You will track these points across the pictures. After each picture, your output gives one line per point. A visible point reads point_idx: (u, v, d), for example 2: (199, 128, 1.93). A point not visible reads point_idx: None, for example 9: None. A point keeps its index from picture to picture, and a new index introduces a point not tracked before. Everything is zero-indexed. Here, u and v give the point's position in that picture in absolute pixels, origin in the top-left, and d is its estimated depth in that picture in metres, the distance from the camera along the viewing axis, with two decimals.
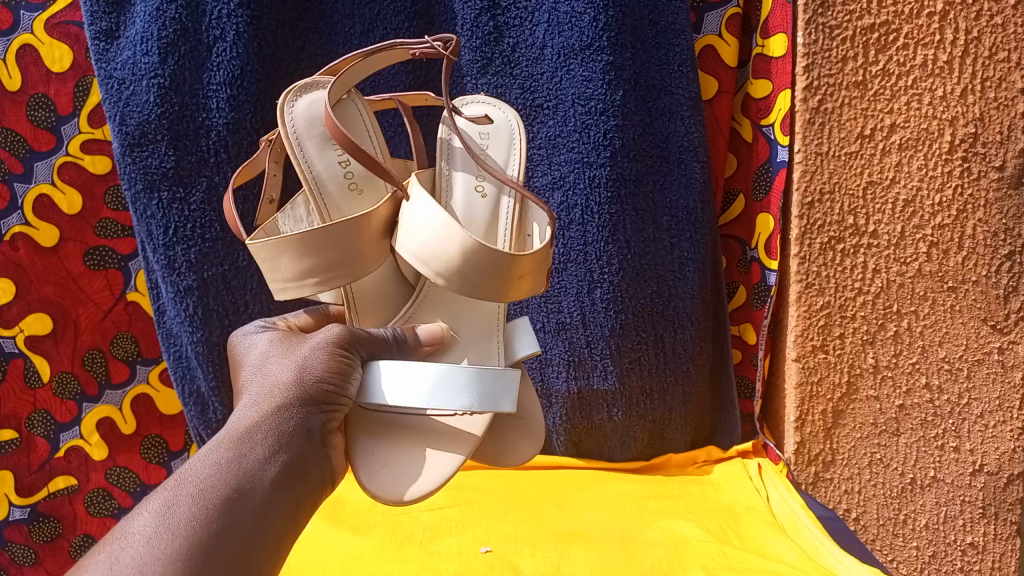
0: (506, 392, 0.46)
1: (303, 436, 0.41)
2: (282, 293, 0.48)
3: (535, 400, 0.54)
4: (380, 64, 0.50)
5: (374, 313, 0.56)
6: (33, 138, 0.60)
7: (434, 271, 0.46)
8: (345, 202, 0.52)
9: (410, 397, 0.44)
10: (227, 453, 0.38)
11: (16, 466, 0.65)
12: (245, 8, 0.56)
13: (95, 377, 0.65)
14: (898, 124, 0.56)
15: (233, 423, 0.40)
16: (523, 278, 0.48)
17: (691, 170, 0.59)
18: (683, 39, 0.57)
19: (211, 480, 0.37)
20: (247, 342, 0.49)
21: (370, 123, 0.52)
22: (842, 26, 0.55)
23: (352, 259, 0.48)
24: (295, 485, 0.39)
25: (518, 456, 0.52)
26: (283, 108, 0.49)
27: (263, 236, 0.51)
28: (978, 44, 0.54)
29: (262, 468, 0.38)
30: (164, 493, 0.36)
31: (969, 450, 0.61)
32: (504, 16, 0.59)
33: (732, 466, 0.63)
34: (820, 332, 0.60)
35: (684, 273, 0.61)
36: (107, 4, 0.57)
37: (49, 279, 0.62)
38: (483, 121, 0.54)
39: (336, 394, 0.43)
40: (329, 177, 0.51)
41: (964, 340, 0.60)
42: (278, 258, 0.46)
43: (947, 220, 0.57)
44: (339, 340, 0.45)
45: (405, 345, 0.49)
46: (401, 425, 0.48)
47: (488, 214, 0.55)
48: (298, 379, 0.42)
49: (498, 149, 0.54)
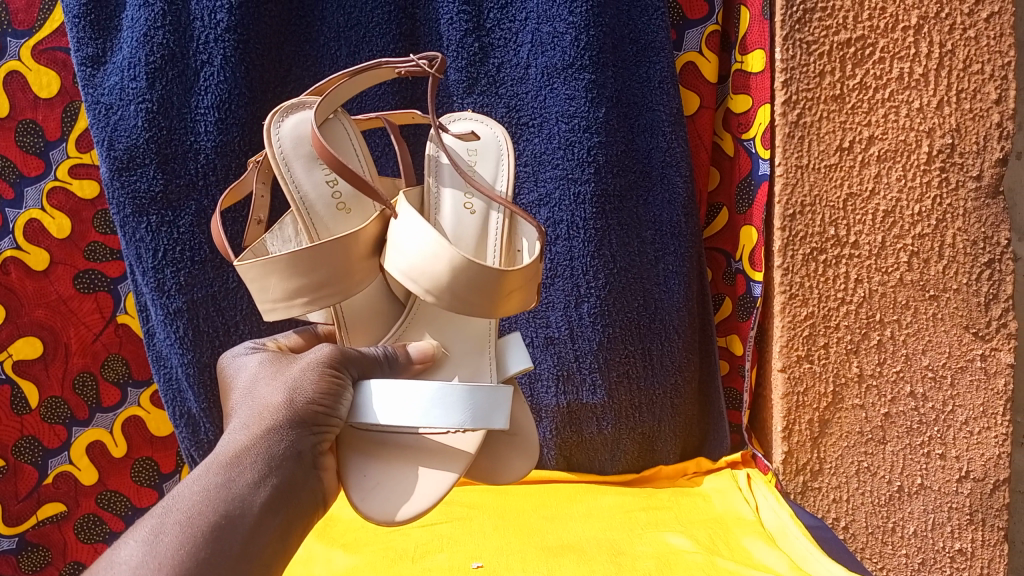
0: (498, 408, 0.46)
1: (293, 459, 0.41)
2: (271, 313, 0.48)
3: (528, 415, 0.54)
4: (367, 83, 0.50)
5: (364, 331, 0.56)
6: (23, 164, 0.60)
7: (423, 288, 0.47)
8: (333, 221, 0.52)
9: (402, 417, 0.44)
10: (217, 478, 0.38)
11: (4, 495, 0.65)
12: (232, 32, 0.57)
13: (85, 401, 0.65)
14: (876, 136, 0.57)
15: (223, 448, 0.40)
16: (513, 293, 0.48)
17: (674, 185, 0.60)
18: (663, 56, 0.58)
19: (200, 506, 0.37)
20: (237, 363, 0.49)
21: (357, 142, 0.53)
22: (819, 41, 0.56)
23: (342, 277, 0.48)
24: (285, 509, 0.40)
25: (513, 471, 0.52)
26: (269, 130, 0.49)
27: (249, 255, 0.51)
28: (953, 57, 0.55)
29: (251, 493, 0.38)
30: (152, 521, 0.36)
31: (954, 456, 0.62)
32: (489, 37, 0.60)
33: (721, 477, 0.64)
34: (805, 342, 0.61)
35: (668, 286, 0.62)
36: (94, 30, 0.57)
37: (40, 303, 0.62)
38: (470, 138, 0.55)
39: (326, 415, 0.43)
40: (317, 197, 0.51)
41: (947, 348, 0.60)
42: (267, 278, 0.47)
43: (927, 230, 0.58)
44: (329, 360, 0.45)
45: (397, 363, 0.49)
46: (395, 444, 0.48)
47: (478, 230, 0.55)
48: (288, 401, 0.42)
49: (486, 165, 0.55)
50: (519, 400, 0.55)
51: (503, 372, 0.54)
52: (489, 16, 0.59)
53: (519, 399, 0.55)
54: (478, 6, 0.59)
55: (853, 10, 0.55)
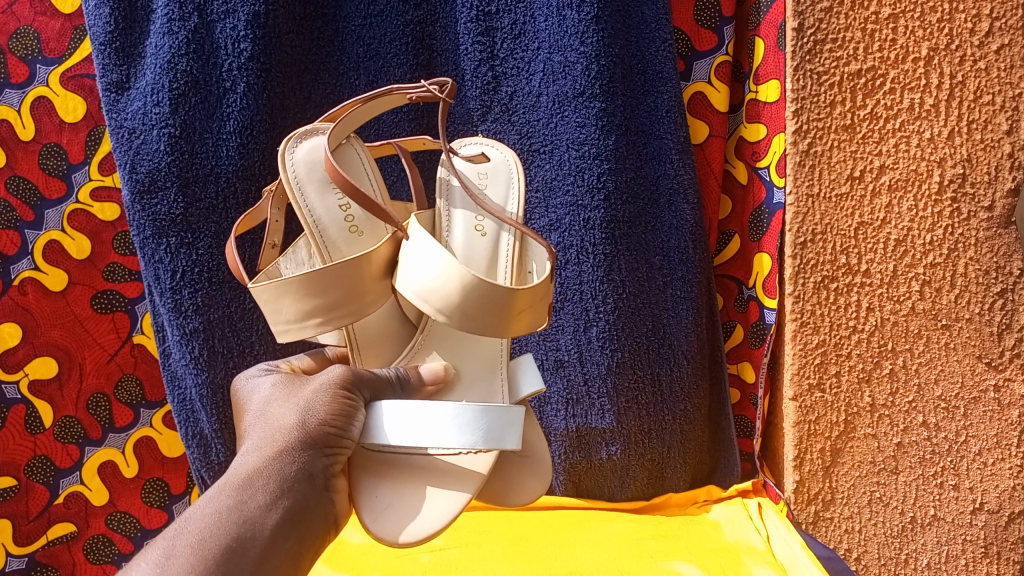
0: (511, 427, 0.46)
1: (305, 480, 0.41)
2: (285, 335, 0.49)
3: (540, 436, 0.54)
4: (381, 108, 0.51)
5: (376, 353, 0.56)
6: (44, 187, 0.62)
7: (435, 307, 0.47)
8: (346, 245, 0.53)
9: (414, 437, 0.45)
10: (228, 500, 0.39)
11: (14, 515, 0.65)
12: (255, 62, 0.58)
13: (99, 421, 0.66)
14: (887, 166, 0.58)
15: (236, 469, 0.41)
16: (522, 314, 0.48)
17: (681, 213, 0.61)
18: (670, 87, 0.59)
19: (211, 529, 0.37)
20: (251, 385, 0.50)
21: (370, 168, 0.54)
22: (829, 72, 0.56)
23: (354, 298, 0.49)
24: (297, 531, 0.40)
25: (526, 492, 0.52)
26: (283, 155, 0.50)
27: (264, 279, 0.52)
28: (963, 88, 0.56)
29: (262, 516, 0.39)
30: (164, 543, 0.36)
31: (968, 488, 0.62)
32: (502, 66, 0.60)
33: (731, 505, 0.63)
34: (817, 370, 0.61)
35: (678, 311, 0.62)
36: (118, 57, 0.59)
37: (56, 322, 0.63)
38: (480, 161, 0.56)
39: (339, 436, 0.43)
40: (330, 221, 0.52)
41: (960, 378, 0.60)
42: (280, 299, 0.47)
43: (939, 259, 0.58)
44: (341, 381, 0.45)
45: (408, 385, 0.50)
46: (406, 465, 0.48)
47: (489, 252, 0.56)
48: (301, 422, 0.42)
49: (496, 188, 0.55)
50: (530, 421, 0.55)
51: (517, 394, 0.53)
52: (501, 46, 0.60)
53: (530, 421, 0.55)
54: (492, 36, 0.60)
55: (864, 41, 0.56)
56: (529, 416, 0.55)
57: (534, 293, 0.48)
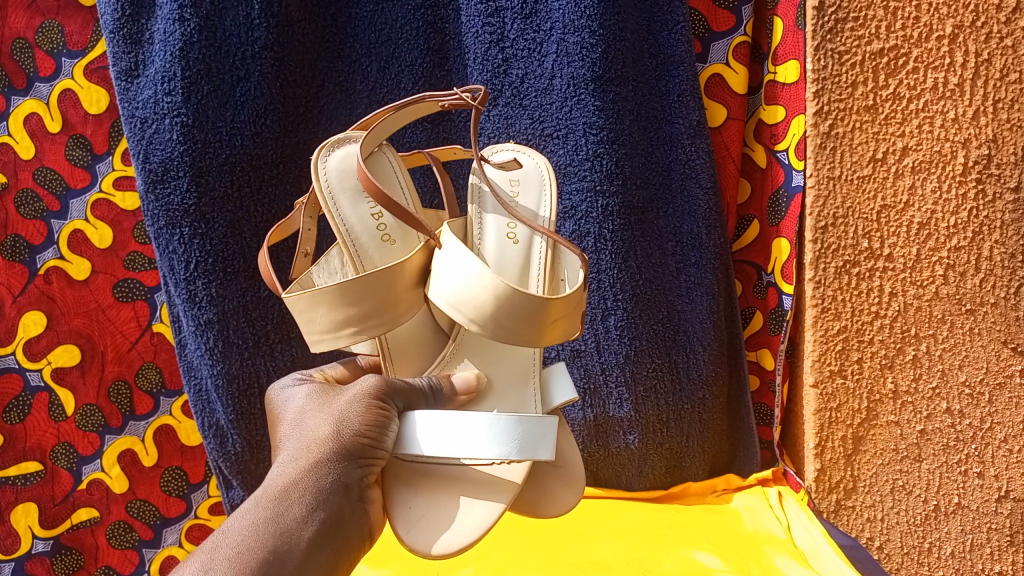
0: (544, 439, 0.46)
1: (340, 492, 0.41)
2: (318, 344, 0.48)
3: (573, 446, 0.54)
4: (411, 117, 0.51)
5: (409, 363, 0.55)
6: (70, 176, 0.62)
7: (468, 317, 0.47)
8: (378, 254, 0.52)
9: (448, 449, 0.44)
10: (265, 512, 0.38)
11: (41, 497, 0.65)
12: (269, 49, 0.58)
13: (119, 409, 0.65)
14: (910, 147, 0.56)
15: (272, 480, 0.40)
16: (557, 322, 0.48)
17: (694, 198, 0.60)
18: (682, 70, 0.58)
19: (248, 541, 0.37)
20: (284, 395, 0.49)
21: (402, 176, 0.53)
22: (851, 51, 0.55)
23: (388, 308, 0.48)
24: (332, 543, 0.39)
25: (560, 503, 0.51)
26: (317, 164, 0.50)
27: (296, 288, 0.52)
28: (989, 66, 0.54)
29: (299, 527, 0.38)
30: (202, 556, 0.36)
31: (994, 476, 0.61)
32: (513, 49, 0.60)
33: (751, 495, 0.62)
34: (838, 357, 0.60)
35: (692, 298, 0.61)
36: (127, 44, 0.58)
37: (79, 311, 0.64)
38: (512, 169, 0.55)
39: (372, 447, 0.43)
40: (362, 230, 0.52)
41: (985, 363, 0.59)
42: (314, 308, 0.47)
43: (963, 242, 0.57)
44: (375, 391, 0.45)
45: (441, 395, 0.49)
46: (440, 475, 0.47)
47: (521, 260, 0.55)
48: (336, 433, 0.42)
49: (528, 195, 0.54)
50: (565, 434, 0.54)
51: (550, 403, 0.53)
52: (513, 28, 0.59)
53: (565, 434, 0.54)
54: (502, 17, 0.59)
55: (886, 19, 0.54)
56: (563, 429, 0.54)
57: (564, 307, 0.47)
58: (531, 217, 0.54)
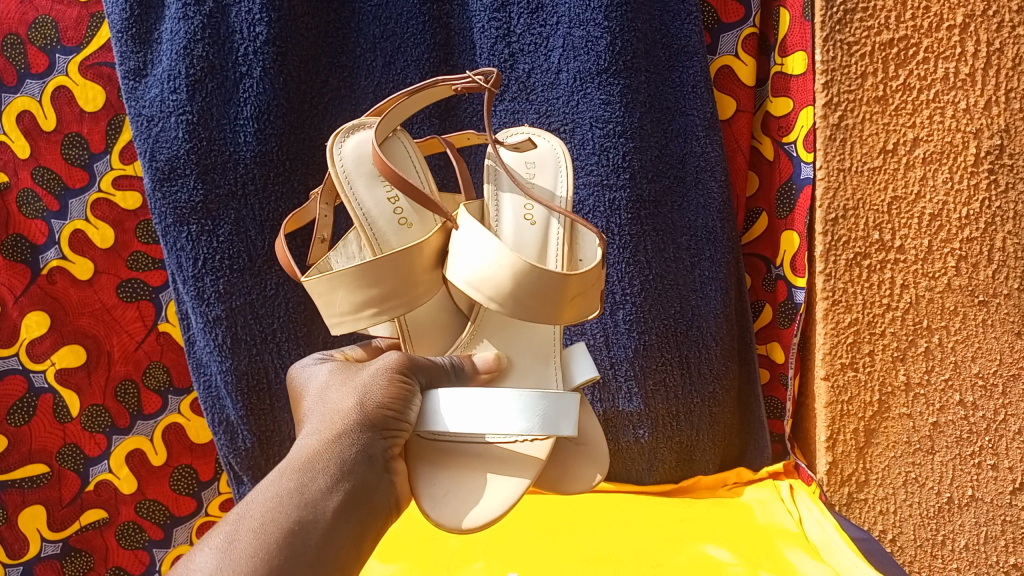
0: (567, 414, 0.46)
1: (366, 463, 0.40)
2: (338, 327, 0.48)
3: (594, 423, 0.54)
4: (426, 100, 0.50)
5: (430, 342, 0.56)
6: (68, 176, 0.62)
7: (487, 295, 0.46)
8: (397, 238, 0.52)
9: (473, 424, 0.44)
10: (289, 482, 0.38)
11: (48, 500, 0.66)
12: (271, 45, 0.57)
13: (127, 409, 0.66)
14: (921, 138, 0.56)
15: (296, 451, 0.40)
16: (574, 299, 0.48)
17: (709, 189, 0.59)
18: (696, 61, 0.58)
19: (272, 512, 0.36)
20: (305, 376, 0.48)
21: (417, 159, 0.53)
22: (860, 42, 0.55)
23: (407, 288, 0.48)
24: (357, 514, 0.39)
25: (583, 481, 0.51)
26: (333, 151, 0.49)
27: (316, 273, 0.51)
28: (1001, 56, 0.54)
29: (324, 497, 0.37)
30: (226, 527, 0.35)
31: (1007, 467, 0.60)
32: (519, 43, 0.59)
33: (762, 488, 0.62)
34: (850, 349, 0.59)
35: (707, 293, 0.61)
36: (135, 44, 0.58)
37: (84, 311, 0.64)
38: (527, 149, 0.55)
39: (396, 419, 0.43)
40: (379, 214, 0.51)
41: (998, 355, 0.59)
42: (334, 292, 0.47)
43: (975, 233, 0.57)
44: (398, 365, 0.44)
45: (462, 373, 0.49)
46: (463, 453, 0.48)
47: (540, 240, 0.54)
48: (359, 405, 0.42)
49: (544, 176, 0.54)
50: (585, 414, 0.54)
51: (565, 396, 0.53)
52: (518, 22, 0.59)
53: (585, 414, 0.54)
54: (507, 11, 0.59)
55: (896, 10, 0.54)
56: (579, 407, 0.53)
57: (581, 285, 0.47)
58: (549, 197, 0.54)
